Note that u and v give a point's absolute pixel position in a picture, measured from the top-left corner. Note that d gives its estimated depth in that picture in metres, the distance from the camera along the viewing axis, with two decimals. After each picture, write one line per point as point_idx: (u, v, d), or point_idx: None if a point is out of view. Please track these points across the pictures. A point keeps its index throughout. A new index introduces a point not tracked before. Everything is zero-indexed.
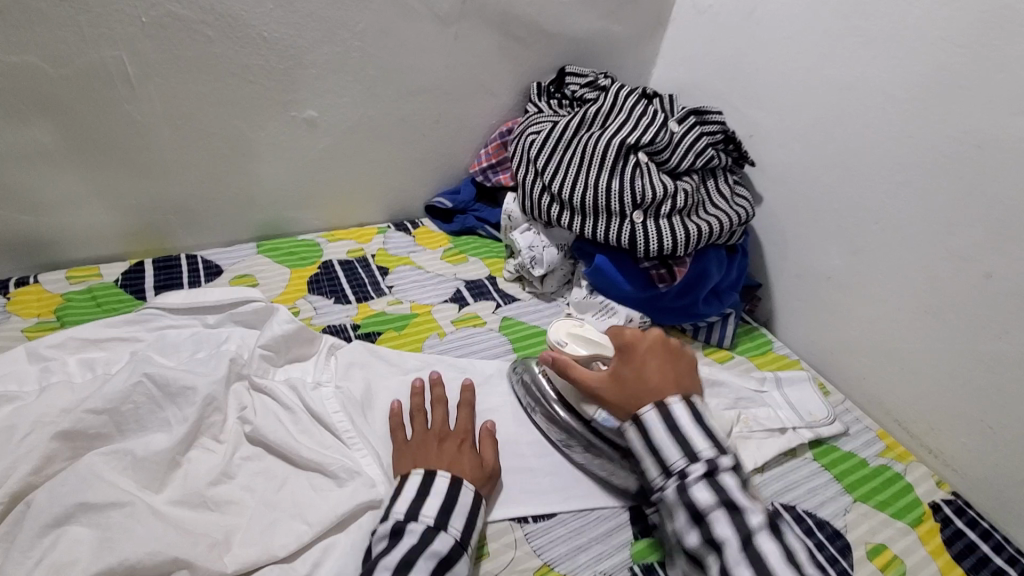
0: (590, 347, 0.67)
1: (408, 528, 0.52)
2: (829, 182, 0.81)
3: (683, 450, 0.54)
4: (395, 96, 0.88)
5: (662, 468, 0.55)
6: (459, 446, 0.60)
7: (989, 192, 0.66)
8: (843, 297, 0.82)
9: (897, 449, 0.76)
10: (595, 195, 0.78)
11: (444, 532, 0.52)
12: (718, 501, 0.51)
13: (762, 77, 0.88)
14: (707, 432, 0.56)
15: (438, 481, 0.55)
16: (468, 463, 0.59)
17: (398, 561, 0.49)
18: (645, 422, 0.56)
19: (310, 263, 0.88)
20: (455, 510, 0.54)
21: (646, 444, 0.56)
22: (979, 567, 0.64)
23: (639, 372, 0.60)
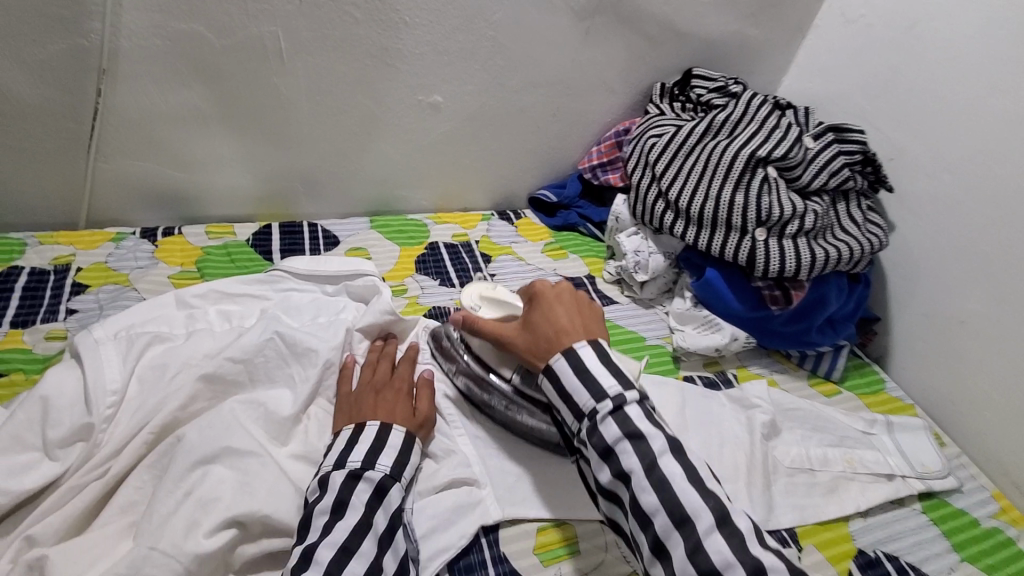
0: (497, 309, 0.66)
1: (334, 476, 0.53)
2: (979, 219, 0.74)
3: (591, 391, 0.51)
4: (517, 87, 0.88)
5: (573, 411, 0.52)
6: (395, 394, 0.62)
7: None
8: (976, 345, 0.75)
9: (1013, 514, 0.70)
10: (715, 206, 0.76)
11: (368, 472, 0.54)
12: (622, 435, 0.49)
13: (914, 97, 0.81)
14: (616, 368, 0.53)
15: (367, 429, 0.57)
16: (401, 412, 0.60)
17: (334, 504, 0.51)
18: (556, 369, 0.53)
19: (417, 242, 0.91)
20: (384, 450, 0.56)
21: (558, 389, 0.54)
22: None
23: (547, 317, 0.58)
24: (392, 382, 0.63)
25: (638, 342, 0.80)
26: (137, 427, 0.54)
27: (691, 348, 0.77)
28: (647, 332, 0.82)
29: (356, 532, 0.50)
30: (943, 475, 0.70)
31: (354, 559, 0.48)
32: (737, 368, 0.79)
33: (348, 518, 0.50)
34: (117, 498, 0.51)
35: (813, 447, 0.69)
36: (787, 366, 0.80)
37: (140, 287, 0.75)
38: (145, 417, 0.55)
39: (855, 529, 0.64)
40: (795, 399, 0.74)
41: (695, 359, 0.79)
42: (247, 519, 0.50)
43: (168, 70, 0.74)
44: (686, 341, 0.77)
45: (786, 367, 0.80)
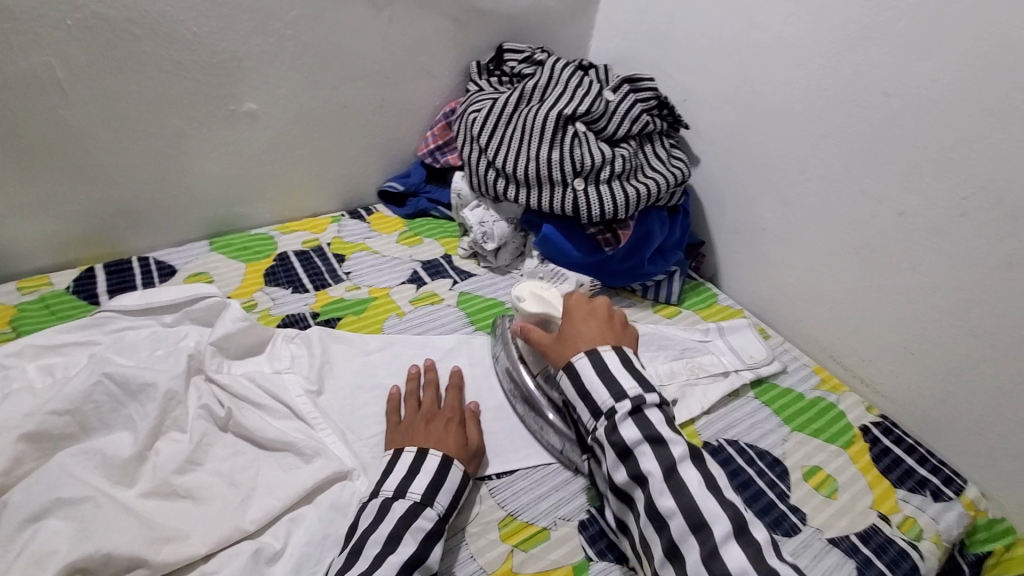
0: (539, 306, 0.71)
1: (394, 505, 0.53)
2: (758, 139, 0.85)
3: (610, 390, 0.57)
4: (334, 84, 0.89)
5: (591, 408, 0.57)
6: (445, 425, 0.61)
7: (908, 128, 0.68)
8: (776, 246, 0.87)
9: (831, 381, 0.80)
10: (537, 166, 0.82)
11: (428, 509, 0.53)
12: (643, 437, 0.53)
13: (690, 42, 0.91)
14: (637, 374, 0.58)
15: (428, 460, 0.57)
16: (457, 447, 0.59)
17: (388, 536, 0.51)
18: (577, 366, 0.59)
19: (265, 256, 0.89)
20: (442, 488, 0.55)
21: (577, 388, 0.59)
22: (906, 478, 0.68)
23: (578, 323, 0.64)
24: (438, 414, 0.63)
25: (496, 308, 0.84)
26: None
27: None
28: (504, 296, 0.87)
29: (406, 569, 0.49)
30: (770, 361, 0.80)
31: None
32: None
33: (401, 550, 0.50)
34: None
35: (661, 363, 0.77)
36: (633, 299, 0.89)
37: None
38: None
39: (699, 426, 0.71)
40: (641, 329, 0.81)
41: None
42: (89, 563, 0.47)
43: None
44: None
45: (633, 300, 0.89)
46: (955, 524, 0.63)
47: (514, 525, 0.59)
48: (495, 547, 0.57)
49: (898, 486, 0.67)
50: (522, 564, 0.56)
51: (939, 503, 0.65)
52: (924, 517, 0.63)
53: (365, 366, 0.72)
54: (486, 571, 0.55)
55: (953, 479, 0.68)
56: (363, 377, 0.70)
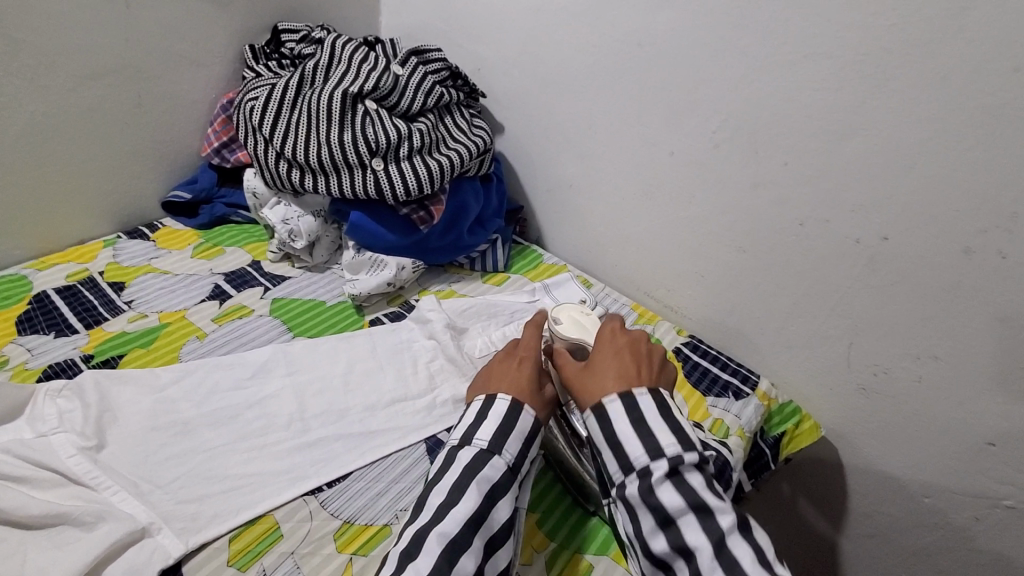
0: (578, 332, 0.67)
1: (460, 453, 0.54)
2: (549, 100, 0.88)
3: (646, 446, 0.51)
4: (67, 83, 0.74)
5: (621, 463, 0.52)
6: (517, 361, 0.63)
7: (664, 75, 0.75)
8: (583, 199, 0.91)
9: (646, 314, 0.87)
10: (330, 150, 0.76)
11: (496, 456, 0.53)
12: (687, 506, 0.48)
13: (471, 10, 0.91)
14: (674, 425, 0.53)
15: (497, 403, 0.57)
16: (529, 386, 0.59)
17: (453, 485, 0.51)
18: (609, 411, 0.54)
19: (15, 301, 0.73)
20: (510, 436, 0.55)
21: (606, 435, 0.53)
22: (712, 385, 0.76)
23: (620, 360, 0.58)
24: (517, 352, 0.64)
25: (316, 308, 0.78)
26: None
27: (366, 291, 0.78)
28: (324, 294, 0.81)
29: (466, 525, 0.49)
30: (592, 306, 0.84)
31: (465, 555, 0.47)
32: (419, 292, 0.84)
33: (464, 503, 0.50)
34: None
35: (494, 331, 0.78)
36: (462, 273, 0.89)
37: None
38: None
39: None
40: (471, 301, 0.81)
41: (377, 300, 0.81)
42: None
43: None
44: (358, 287, 0.78)
45: (462, 274, 0.89)
46: (752, 416, 0.73)
47: (353, 531, 0.55)
48: (333, 560, 0.53)
49: (707, 394, 0.75)
50: (363, 569, 0.53)
51: (739, 401, 0.74)
52: (729, 416, 0.72)
53: (159, 404, 0.62)
54: None
55: (748, 376, 0.78)
56: (157, 416, 0.61)
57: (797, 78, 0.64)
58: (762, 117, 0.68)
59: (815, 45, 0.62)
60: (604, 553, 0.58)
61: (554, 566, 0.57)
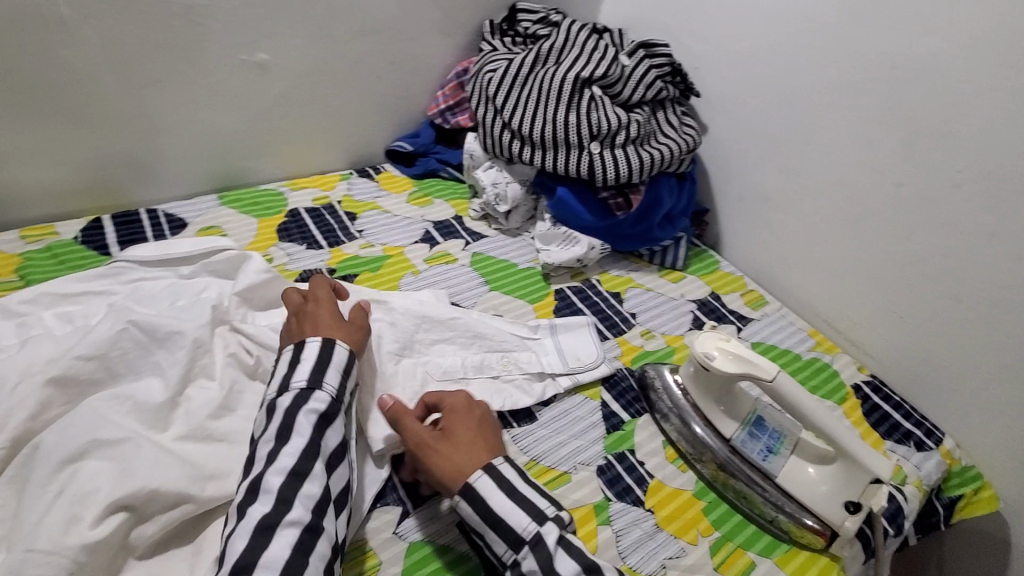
0: (740, 366, 0.59)
1: (281, 401, 0.52)
2: (767, 108, 0.87)
3: (529, 513, 0.50)
4: (345, 36, 0.87)
5: (507, 538, 0.50)
6: (320, 309, 0.60)
7: (912, 101, 0.71)
8: (777, 215, 0.90)
9: (825, 343, 0.85)
10: (554, 128, 0.83)
11: (318, 393, 0.53)
12: (580, 567, 0.48)
13: (705, 9, 0.92)
14: (537, 487, 0.53)
15: (336, 354, 0.56)
16: (335, 323, 0.59)
17: (279, 429, 0.51)
18: (476, 489, 0.51)
19: (276, 212, 0.88)
20: (329, 368, 0.55)
21: (482, 514, 0.50)
22: (892, 430, 0.75)
23: (464, 414, 0.57)
24: (313, 303, 0.62)
25: (509, 269, 0.86)
26: None
27: (557, 262, 0.84)
28: (516, 258, 0.88)
29: (304, 457, 0.50)
30: (739, 329, 0.84)
31: (308, 481, 0.49)
32: (600, 274, 0.89)
33: (295, 441, 0.50)
34: None
35: (471, 355, 0.70)
36: (640, 264, 0.92)
37: None
38: None
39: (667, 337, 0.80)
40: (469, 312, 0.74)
41: (562, 273, 0.87)
42: (135, 501, 0.48)
43: None
44: (551, 258, 0.85)
45: (640, 265, 0.92)
46: (933, 470, 0.71)
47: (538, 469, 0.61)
48: None
49: (886, 438, 0.74)
50: None
51: (921, 453, 0.73)
52: (909, 464, 0.70)
53: None
54: None
55: (933, 432, 0.75)
56: None
57: None
58: None
59: None
60: (769, 555, 0.59)
61: (716, 555, 0.57)
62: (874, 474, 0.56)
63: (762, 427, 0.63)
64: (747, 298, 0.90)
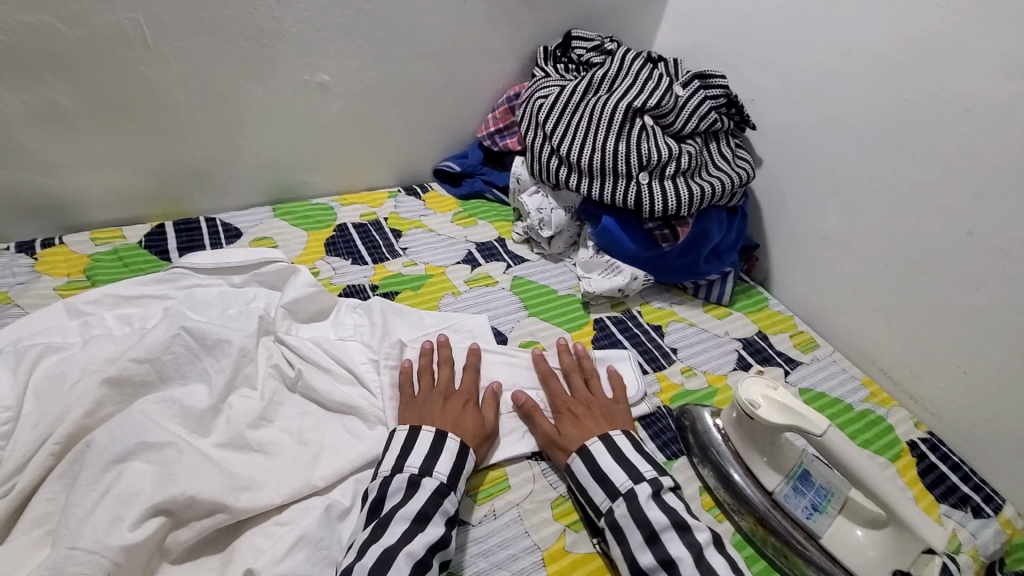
0: (786, 417, 0.56)
1: (422, 482, 0.53)
2: (827, 144, 0.84)
3: (629, 472, 0.56)
4: (403, 58, 0.90)
5: (606, 490, 0.56)
6: (463, 406, 0.62)
7: (989, 144, 0.67)
8: (833, 254, 0.86)
9: (880, 394, 0.80)
10: (602, 157, 0.82)
11: (453, 493, 0.54)
12: (670, 522, 0.52)
13: (765, 41, 0.90)
14: (646, 456, 0.58)
15: (449, 441, 0.57)
16: (472, 426, 0.60)
17: (416, 513, 0.51)
18: (592, 452, 0.58)
19: (325, 226, 0.90)
20: (441, 456, 0.56)
21: (590, 469, 0.57)
22: (948, 493, 0.70)
23: (609, 410, 0.64)
24: (450, 392, 0.63)
25: (549, 295, 0.85)
26: (41, 440, 0.52)
27: (598, 292, 0.83)
28: (557, 284, 0.87)
29: (433, 547, 0.49)
30: (786, 372, 0.80)
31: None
32: (641, 305, 0.87)
33: (430, 530, 0.50)
34: (31, 511, 0.49)
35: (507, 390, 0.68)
36: (683, 297, 0.89)
37: (24, 300, 0.72)
38: (48, 427, 0.53)
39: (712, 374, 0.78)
40: (496, 347, 0.72)
41: (603, 302, 0.85)
42: (172, 506, 0.49)
43: (19, 65, 0.69)
44: (592, 286, 0.84)
45: (683, 298, 0.89)
46: (991, 540, 0.66)
47: (565, 506, 0.60)
48: (549, 525, 0.58)
49: (940, 501, 0.69)
50: (574, 543, 0.57)
51: (979, 519, 0.68)
52: (963, 531, 0.66)
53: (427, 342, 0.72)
54: (540, 547, 0.56)
55: (993, 497, 0.70)
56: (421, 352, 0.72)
57: None
58: None
59: None
60: None
61: None
62: (926, 542, 0.52)
63: (808, 483, 0.59)
64: (796, 340, 0.86)
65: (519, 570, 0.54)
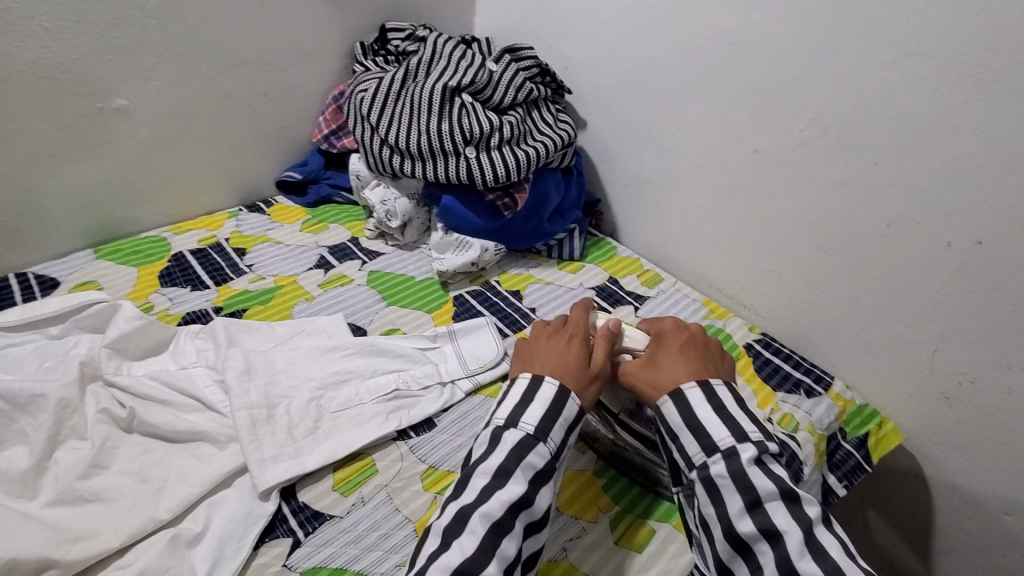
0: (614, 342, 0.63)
1: (505, 435, 0.52)
2: (634, 96, 0.91)
3: (732, 429, 0.51)
4: (210, 72, 0.86)
5: (703, 444, 0.51)
6: (568, 342, 0.60)
7: (751, 73, 0.76)
8: (660, 195, 0.94)
9: (718, 310, 0.89)
10: (429, 138, 0.84)
11: (541, 445, 0.51)
12: (778, 491, 0.47)
13: (564, 10, 0.95)
14: (751, 416, 0.53)
15: (544, 386, 0.55)
16: (573, 368, 0.57)
17: (498, 469, 0.49)
18: (689, 396, 0.54)
19: (158, 258, 0.85)
20: (534, 401, 0.54)
21: (684, 419, 0.53)
22: (783, 382, 0.78)
23: (709, 351, 0.60)
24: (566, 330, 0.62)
25: (405, 283, 0.86)
26: None
27: (451, 269, 0.85)
28: (414, 271, 0.89)
29: (512, 508, 0.47)
30: (636, 308, 0.87)
31: (508, 539, 0.46)
32: (499, 274, 0.90)
33: (511, 488, 0.48)
34: None
35: (366, 380, 0.68)
36: (539, 260, 0.94)
37: None
38: None
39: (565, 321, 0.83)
40: (352, 339, 0.72)
41: (460, 279, 0.88)
42: None
43: None
44: (445, 265, 0.85)
45: (539, 260, 0.94)
46: (825, 414, 0.75)
47: (436, 475, 0.61)
48: (419, 497, 0.59)
49: (778, 390, 0.77)
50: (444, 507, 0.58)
51: (812, 399, 0.76)
52: (800, 411, 0.74)
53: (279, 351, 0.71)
54: (411, 520, 0.57)
55: (822, 378, 0.80)
56: None
57: (893, 77, 0.64)
58: (850, 116, 0.69)
59: (914, 44, 0.62)
60: (667, 521, 0.60)
61: (615, 529, 0.59)
62: None
63: None
64: (644, 278, 0.93)
65: (392, 545, 0.55)
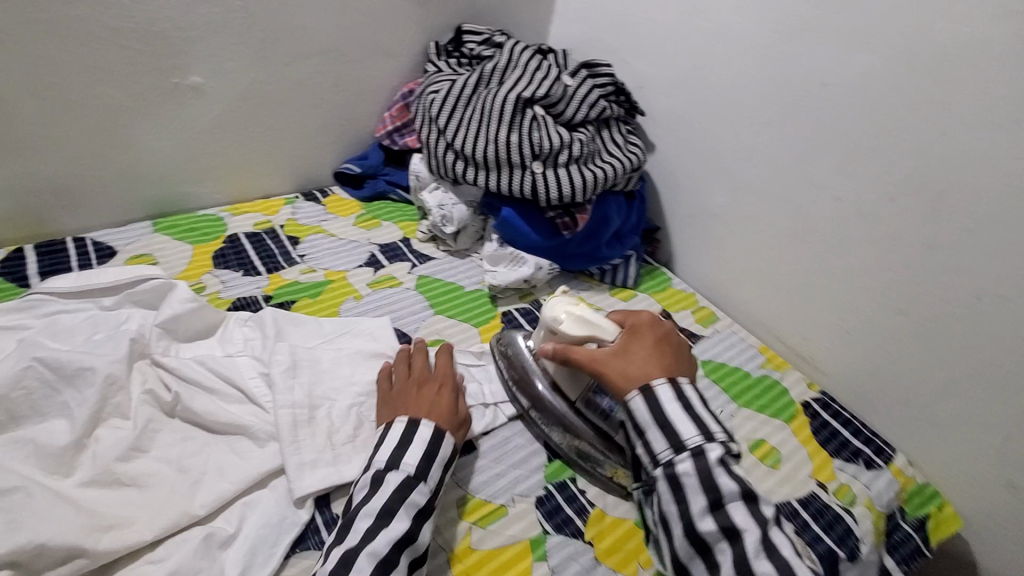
0: (584, 328, 0.59)
1: (387, 476, 0.52)
2: (710, 125, 0.87)
3: (698, 427, 0.51)
4: (285, 58, 0.86)
5: (670, 440, 0.50)
6: (437, 392, 0.60)
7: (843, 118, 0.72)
8: (724, 230, 0.90)
9: (775, 360, 0.85)
10: (496, 149, 0.82)
11: (421, 484, 0.52)
12: (740, 491, 0.47)
13: (647, 29, 0.92)
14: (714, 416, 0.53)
15: (421, 430, 0.55)
16: (447, 412, 0.58)
17: (380, 509, 0.49)
18: (659, 393, 0.53)
19: (213, 238, 0.85)
20: (412, 445, 0.54)
21: (653, 415, 0.52)
22: (841, 448, 0.74)
23: (676, 351, 0.59)
24: (423, 380, 0.62)
25: (454, 292, 0.84)
26: None
27: (503, 284, 0.82)
28: (464, 280, 0.87)
29: (399, 545, 0.48)
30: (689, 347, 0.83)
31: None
32: (549, 294, 0.87)
33: (395, 525, 0.49)
34: None
35: None
36: (591, 284, 0.91)
37: None
38: None
39: None
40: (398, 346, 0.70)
41: (510, 294, 0.85)
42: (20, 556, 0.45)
43: None
44: (497, 279, 0.83)
45: (591, 284, 0.91)
46: (885, 490, 0.70)
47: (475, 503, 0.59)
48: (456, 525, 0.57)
49: (835, 456, 0.73)
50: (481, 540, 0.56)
51: (871, 471, 0.72)
52: (857, 483, 0.70)
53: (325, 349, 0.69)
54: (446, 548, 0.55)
55: (884, 450, 0.75)
56: None
57: (1006, 140, 0.59)
58: (951, 176, 0.64)
59: None
60: None
61: None
62: None
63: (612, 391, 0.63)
64: (698, 316, 0.89)
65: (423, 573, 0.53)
